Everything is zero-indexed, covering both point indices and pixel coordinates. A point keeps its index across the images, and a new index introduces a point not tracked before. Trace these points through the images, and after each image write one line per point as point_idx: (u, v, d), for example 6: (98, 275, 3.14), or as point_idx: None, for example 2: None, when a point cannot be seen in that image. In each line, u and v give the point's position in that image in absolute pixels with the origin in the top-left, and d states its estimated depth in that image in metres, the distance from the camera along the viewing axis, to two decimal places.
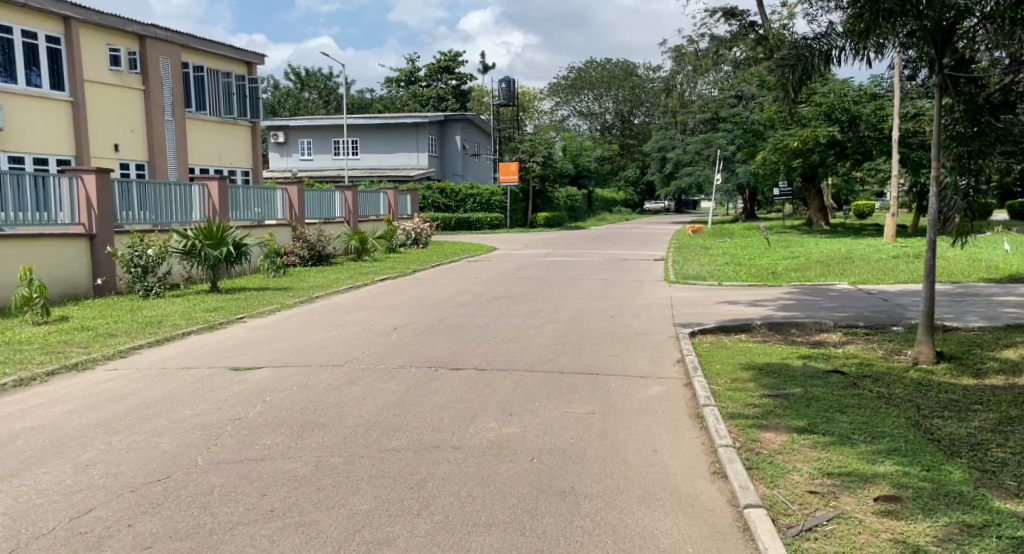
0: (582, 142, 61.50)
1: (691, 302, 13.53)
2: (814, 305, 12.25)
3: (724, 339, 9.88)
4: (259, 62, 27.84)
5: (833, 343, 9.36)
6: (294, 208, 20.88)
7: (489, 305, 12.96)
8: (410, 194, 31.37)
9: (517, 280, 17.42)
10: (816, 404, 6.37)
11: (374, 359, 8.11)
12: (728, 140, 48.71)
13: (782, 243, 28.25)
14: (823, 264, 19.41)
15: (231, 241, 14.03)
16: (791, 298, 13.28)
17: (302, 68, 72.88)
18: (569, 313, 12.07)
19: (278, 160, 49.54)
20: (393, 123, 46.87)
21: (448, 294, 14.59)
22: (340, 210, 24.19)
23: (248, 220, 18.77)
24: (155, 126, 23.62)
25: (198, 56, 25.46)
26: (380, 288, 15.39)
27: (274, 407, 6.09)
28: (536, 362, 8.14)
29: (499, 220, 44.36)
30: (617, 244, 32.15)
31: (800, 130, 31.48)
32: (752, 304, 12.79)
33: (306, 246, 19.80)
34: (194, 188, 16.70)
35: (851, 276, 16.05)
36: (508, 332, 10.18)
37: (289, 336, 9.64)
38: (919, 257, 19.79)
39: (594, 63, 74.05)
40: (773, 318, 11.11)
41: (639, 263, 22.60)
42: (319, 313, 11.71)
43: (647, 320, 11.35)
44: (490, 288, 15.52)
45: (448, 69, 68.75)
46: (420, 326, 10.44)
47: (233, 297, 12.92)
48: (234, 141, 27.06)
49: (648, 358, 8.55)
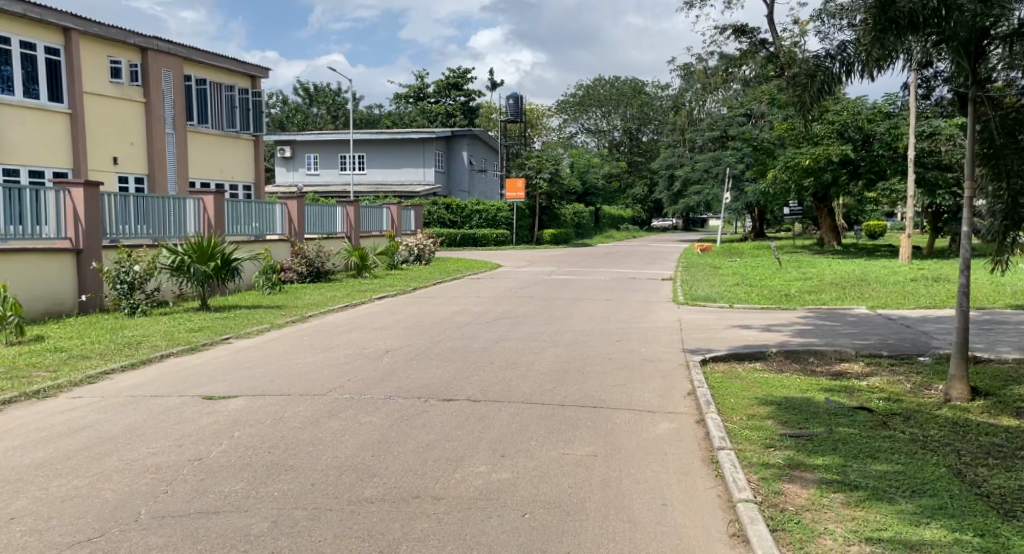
0: (590, 159, 61.07)
1: (701, 326, 12.91)
2: (831, 332, 11.62)
3: (737, 368, 9.26)
4: (263, 76, 27.36)
5: (856, 375, 8.74)
6: (293, 223, 20.36)
7: (489, 327, 12.38)
8: (415, 210, 30.88)
9: (521, 299, 16.84)
10: (844, 449, 5.80)
11: (359, 388, 7.52)
12: (737, 158, 48.18)
13: (793, 263, 27.63)
14: (839, 286, 18.75)
15: (222, 256, 13.44)
16: (806, 323, 12.66)
17: (311, 84, 72.74)
18: (573, 336, 11.47)
19: (284, 174, 49.22)
20: (400, 138, 46.55)
21: (448, 314, 14.00)
22: (342, 226, 23.69)
23: (245, 235, 18.22)
24: (156, 139, 23.04)
25: (200, 68, 24.98)
26: (378, 308, 14.84)
27: (241, 445, 5.51)
28: (535, 393, 7.53)
29: (505, 236, 43.87)
30: (624, 262, 31.55)
31: (812, 148, 30.94)
32: (766, 329, 12.17)
33: (304, 262, 19.24)
34: (187, 202, 16.17)
35: (869, 300, 15.40)
36: (507, 357, 9.58)
37: (273, 360, 9.06)
38: (939, 280, 19.12)
39: (603, 81, 73.76)
40: (789, 345, 10.49)
41: (647, 283, 21.99)
42: (309, 335, 11.13)
43: (655, 346, 10.73)
44: (492, 308, 14.94)
45: (456, 85, 68.64)
46: (414, 350, 9.85)
47: (223, 317, 12.33)
48: (235, 155, 26.55)
49: (655, 390, 7.92)
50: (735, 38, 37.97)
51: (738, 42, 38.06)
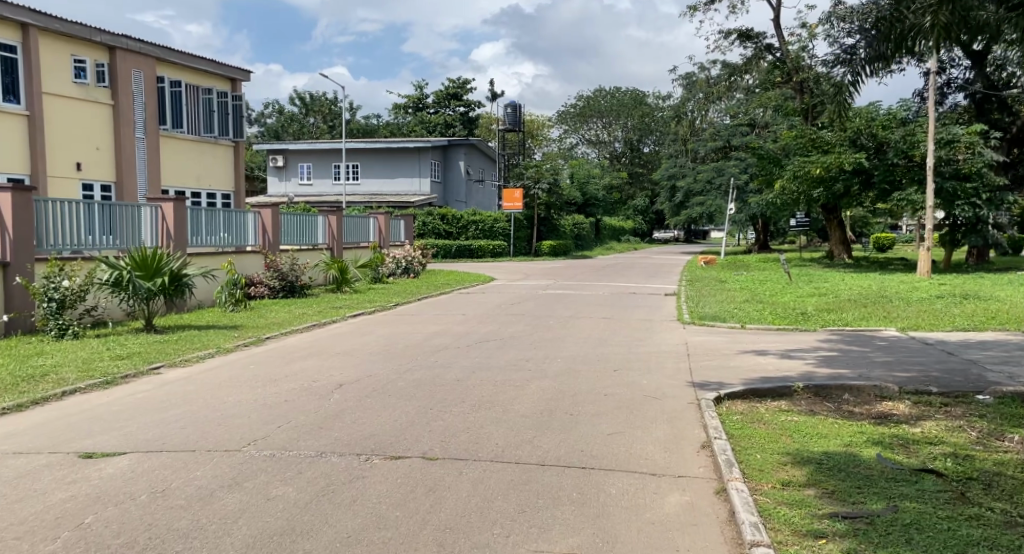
0: (591, 170, 59.72)
1: (711, 351, 11.34)
2: (863, 361, 10.06)
3: (758, 408, 7.72)
4: (245, 79, 25.74)
5: (906, 422, 7.25)
6: (267, 233, 18.76)
7: (469, 352, 10.82)
8: (405, 219, 29.35)
9: (511, 317, 15.27)
10: (925, 542, 4.29)
11: (288, 440, 5.93)
12: (741, 168, 46.89)
13: (804, 278, 26.11)
14: (860, 304, 17.32)
15: (170, 271, 11.81)
16: (831, 349, 11.12)
17: (307, 93, 71.36)
18: (566, 365, 9.92)
19: (276, 185, 47.78)
20: (395, 147, 45.18)
21: (425, 335, 12.47)
22: (324, 237, 22.20)
23: (212, 246, 16.62)
24: (123, 144, 21.44)
25: (174, 69, 23.31)
26: (349, 328, 13.31)
27: (87, 544, 3.96)
28: (507, 448, 5.96)
29: (502, 247, 42.45)
30: (624, 275, 30.04)
31: (823, 157, 29.67)
32: (786, 357, 10.60)
33: (277, 276, 17.70)
34: (142, 210, 14.56)
35: (898, 321, 13.95)
36: (485, 393, 8.03)
37: (198, 398, 7.46)
38: (967, 297, 17.71)
39: (603, 91, 72.43)
40: (817, 378, 8.99)
41: (648, 298, 20.51)
42: (257, 362, 9.56)
43: (661, 379, 9.16)
44: (476, 329, 13.38)
45: (455, 95, 67.48)
46: (374, 384, 8.30)
47: (166, 339, 10.76)
48: (213, 161, 24.95)
49: (659, 441, 6.36)
50: (741, 44, 36.59)
51: (744, 47, 36.67)
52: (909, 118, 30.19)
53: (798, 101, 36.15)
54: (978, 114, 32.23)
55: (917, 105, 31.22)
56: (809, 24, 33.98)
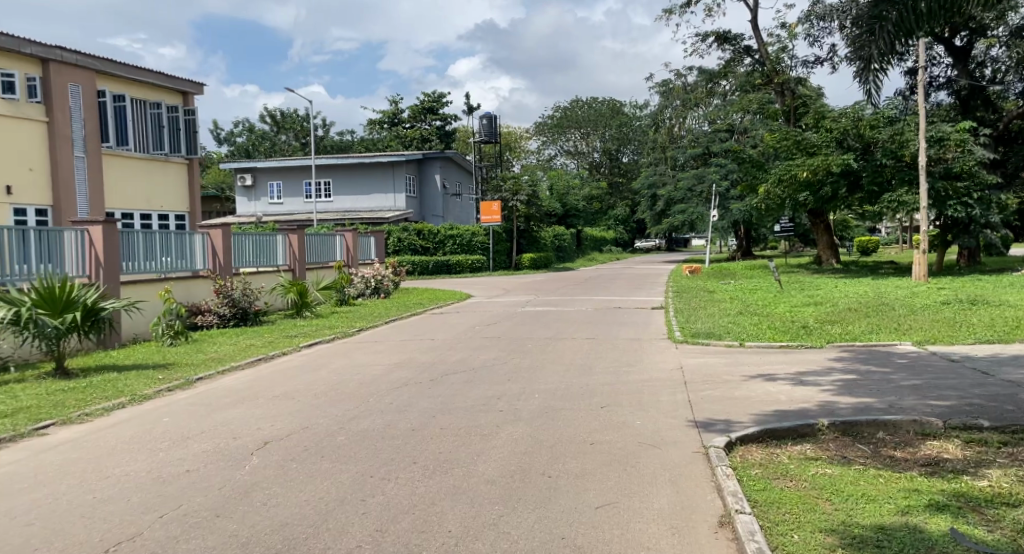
0: (570, 181, 58.47)
1: (712, 378, 9.86)
2: (889, 387, 8.63)
3: (779, 458, 6.30)
4: (197, 92, 24.11)
5: (964, 473, 5.84)
6: (217, 256, 17.12)
7: (431, 388, 9.33)
8: (375, 236, 27.76)
9: (484, 342, 13.76)
10: None
11: (165, 541, 4.44)
12: (721, 175, 45.82)
13: (796, 286, 24.82)
14: (863, 315, 16.01)
15: (84, 306, 10.23)
16: (847, 372, 9.69)
17: (278, 110, 69.58)
18: (544, 404, 8.43)
19: (245, 205, 46.03)
20: (367, 163, 43.69)
21: (384, 368, 10.96)
22: (284, 257, 20.58)
23: (151, 272, 14.98)
24: (60, 164, 19.79)
25: (117, 83, 21.68)
26: (298, 362, 11.75)
27: None
28: (461, 541, 4.51)
29: (481, 262, 40.95)
30: (609, 288, 28.61)
31: (810, 160, 28.62)
32: (798, 384, 9.14)
33: (227, 303, 16.08)
34: (65, 234, 12.95)
35: (914, 333, 12.61)
36: (442, 449, 6.53)
37: (76, 471, 5.92)
38: (976, 303, 16.43)
39: (581, 101, 71.30)
40: (840, 412, 7.57)
41: (634, 313, 19.09)
42: (176, 413, 8.01)
43: (658, 419, 7.70)
44: (443, 358, 11.87)
45: (431, 109, 66.21)
46: (309, 438, 6.79)
47: (72, 386, 9.15)
48: (164, 181, 23.28)
49: (663, 518, 4.92)
50: (719, 47, 35.46)
51: (722, 50, 35.54)
52: (897, 116, 29.17)
53: (780, 103, 35.19)
54: (964, 111, 31.35)
55: (904, 103, 30.40)
56: (789, 25, 33.00)
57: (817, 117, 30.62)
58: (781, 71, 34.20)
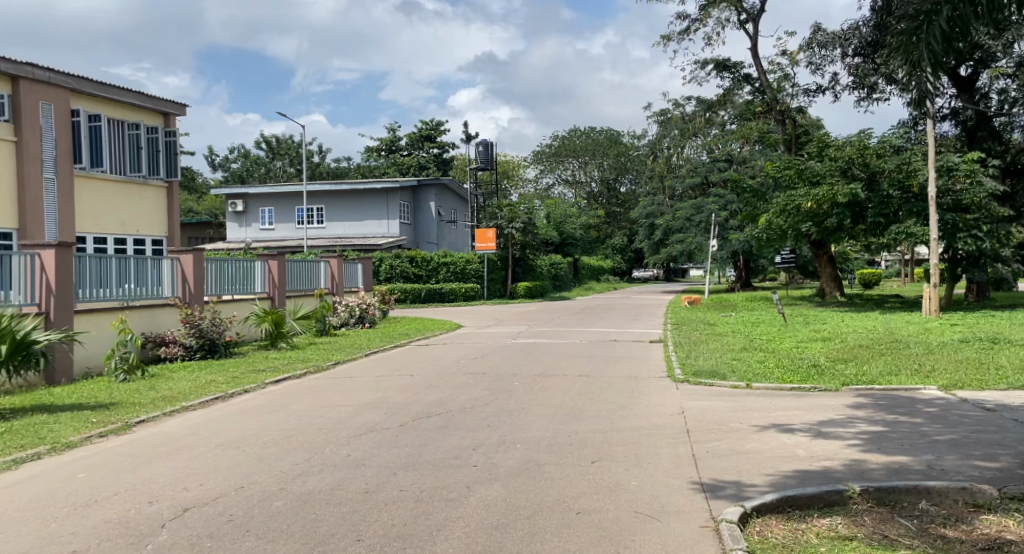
0: (567, 210, 57.68)
1: (717, 427, 8.74)
2: (922, 443, 7.53)
3: (805, 536, 5.18)
4: (179, 113, 23.15)
5: None
6: (187, 282, 15.96)
7: (401, 436, 8.22)
8: (362, 263, 26.68)
9: (468, 379, 12.66)
10: None
11: None
12: (721, 205, 45.08)
13: (800, 319, 23.76)
14: (876, 353, 14.94)
15: (14, 338, 9.14)
16: (870, 423, 8.58)
17: (273, 136, 68.89)
18: (525, 458, 7.29)
19: (235, 231, 44.99)
20: (361, 189, 42.82)
21: (352, 409, 9.80)
22: (263, 284, 19.48)
23: (112, 300, 13.88)
24: (28, 185, 18.75)
25: (93, 102, 20.70)
26: (260, 400, 10.61)
27: None
28: None
29: (475, 290, 39.80)
30: (606, 318, 27.53)
31: (813, 190, 27.72)
32: (817, 437, 8.03)
33: (194, 333, 14.97)
34: (12, 259, 11.89)
35: (938, 375, 11.48)
36: (396, 520, 5.41)
37: None
38: (995, 342, 15.41)
39: (579, 130, 70.82)
40: (871, 474, 6.46)
41: (630, 347, 17.99)
42: (98, 466, 6.90)
43: (657, 480, 6.58)
44: (420, 397, 10.76)
45: (429, 137, 65.72)
46: (239, 504, 5.69)
47: None
48: (142, 204, 22.25)
49: None
50: (718, 75, 34.72)
51: (721, 78, 34.78)
52: (903, 145, 28.36)
53: (780, 132, 34.50)
54: (970, 142, 30.64)
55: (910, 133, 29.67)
56: (791, 53, 32.40)
57: (821, 145, 29.72)
58: (782, 100, 33.53)
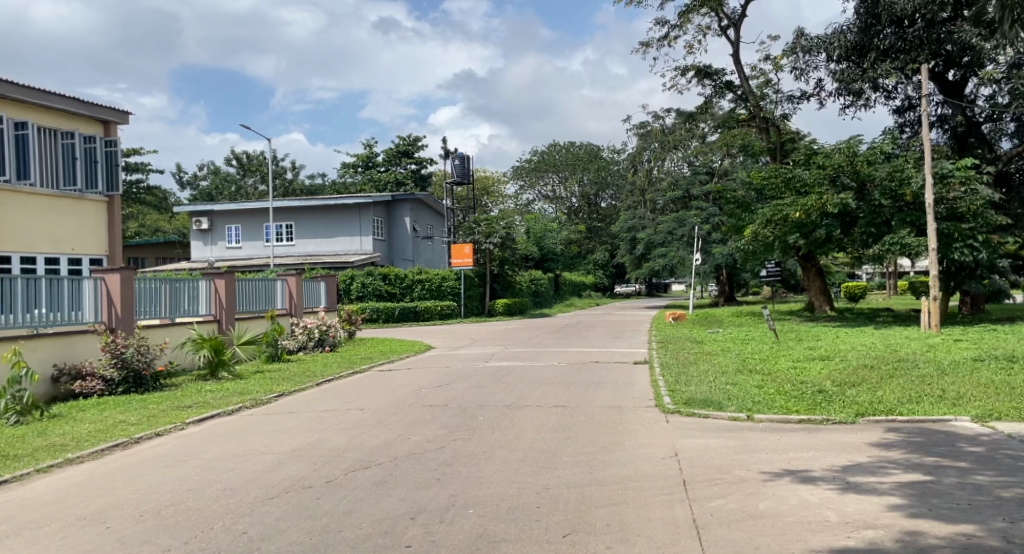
0: (547, 224, 56.15)
1: (719, 477, 7.06)
2: (982, 501, 5.90)
3: None
4: (120, 121, 21.35)
5: None
6: (114, 305, 14.00)
7: (321, 498, 6.45)
8: (325, 281, 24.88)
9: (425, 414, 10.92)
10: None
11: None
12: (703, 218, 43.73)
13: (794, 336, 22.23)
14: (886, 374, 13.37)
15: None
16: (908, 470, 6.94)
17: (244, 153, 66.98)
18: (477, 531, 5.59)
19: (200, 249, 43.05)
20: (332, 204, 40.94)
21: (273, 460, 8.00)
22: (209, 307, 17.64)
23: (17, 327, 12.04)
24: None
25: (21, 108, 18.85)
26: (169, 447, 8.80)
27: None
28: None
29: (451, 308, 37.93)
30: (587, 337, 25.89)
31: (801, 199, 26.32)
32: (846, 491, 6.37)
33: (116, 363, 13.15)
34: None
35: (968, 404, 9.87)
36: None
37: None
38: (1014, 361, 13.90)
39: (558, 145, 69.38)
40: None
41: (613, 370, 16.32)
42: None
43: None
44: (364, 441, 9.01)
45: (406, 152, 64.18)
46: None
47: None
48: (77, 220, 20.40)
49: None
50: (699, 82, 33.44)
51: (702, 86, 33.47)
52: (893, 152, 26.99)
53: (764, 140, 32.99)
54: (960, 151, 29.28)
55: (900, 140, 28.39)
56: (774, 57, 31.11)
57: (807, 154, 28.23)
58: (765, 107, 32.30)
